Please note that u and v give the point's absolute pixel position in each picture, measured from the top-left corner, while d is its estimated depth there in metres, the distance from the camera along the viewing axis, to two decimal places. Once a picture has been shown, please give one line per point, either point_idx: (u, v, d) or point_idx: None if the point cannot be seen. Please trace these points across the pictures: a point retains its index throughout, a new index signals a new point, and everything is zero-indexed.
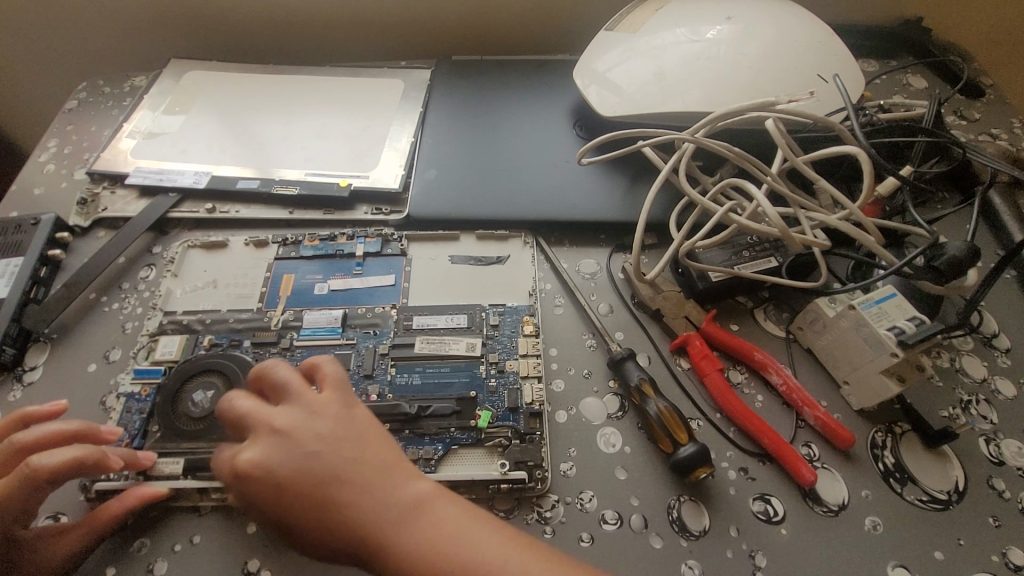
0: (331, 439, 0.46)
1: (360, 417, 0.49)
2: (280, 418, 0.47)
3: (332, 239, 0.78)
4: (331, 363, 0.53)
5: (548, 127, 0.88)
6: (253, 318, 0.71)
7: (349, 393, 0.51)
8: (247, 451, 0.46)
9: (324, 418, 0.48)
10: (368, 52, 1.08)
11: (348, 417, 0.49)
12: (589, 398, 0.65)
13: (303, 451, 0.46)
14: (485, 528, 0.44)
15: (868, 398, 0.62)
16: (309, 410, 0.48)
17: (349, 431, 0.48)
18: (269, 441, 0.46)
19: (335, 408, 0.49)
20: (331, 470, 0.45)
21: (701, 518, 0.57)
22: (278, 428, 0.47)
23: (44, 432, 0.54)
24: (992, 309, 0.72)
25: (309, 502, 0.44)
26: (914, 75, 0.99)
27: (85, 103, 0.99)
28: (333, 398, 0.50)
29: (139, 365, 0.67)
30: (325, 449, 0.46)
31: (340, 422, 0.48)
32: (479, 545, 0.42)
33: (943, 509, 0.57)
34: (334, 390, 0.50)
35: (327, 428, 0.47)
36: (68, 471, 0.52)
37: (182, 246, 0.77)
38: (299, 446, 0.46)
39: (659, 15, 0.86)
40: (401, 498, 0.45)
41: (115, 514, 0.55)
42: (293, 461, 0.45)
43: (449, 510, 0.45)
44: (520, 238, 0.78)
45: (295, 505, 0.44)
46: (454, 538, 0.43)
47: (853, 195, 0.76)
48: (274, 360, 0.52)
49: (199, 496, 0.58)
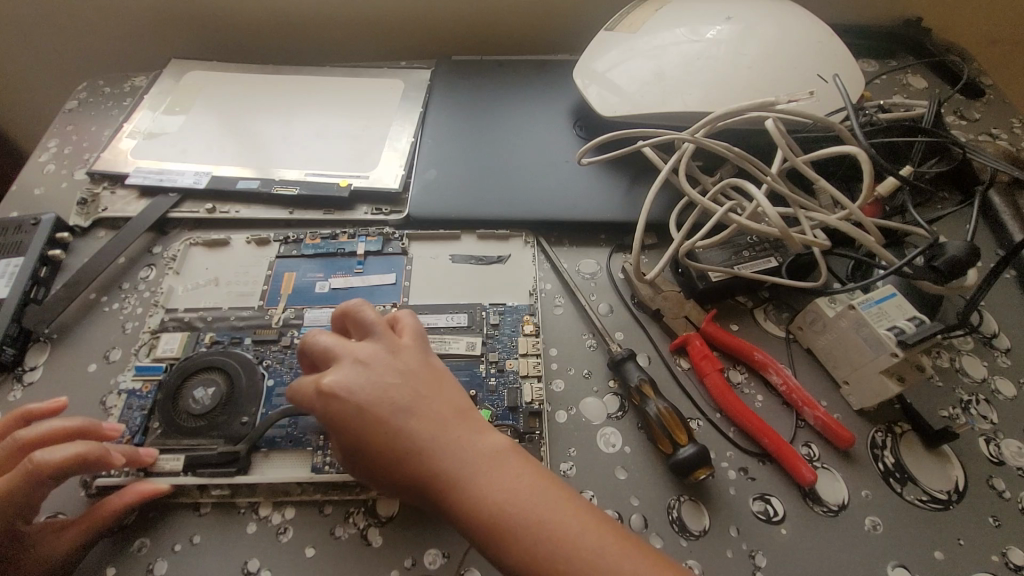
0: (412, 379, 0.50)
1: (436, 366, 0.53)
2: (366, 354, 0.52)
3: (333, 238, 0.78)
4: (410, 317, 0.57)
5: (549, 127, 0.88)
6: (254, 316, 0.71)
7: (425, 347, 0.55)
8: (333, 376, 0.50)
9: (405, 359, 0.52)
10: (368, 52, 1.08)
11: (425, 364, 0.53)
12: (589, 398, 0.65)
13: (386, 383, 0.50)
14: (548, 482, 0.47)
15: (868, 398, 0.62)
16: (392, 351, 0.52)
17: (427, 374, 0.52)
18: (354, 371, 0.50)
19: (416, 354, 0.53)
20: (409, 404, 0.49)
21: (701, 518, 0.57)
22: (364, 361, 0.51)
23: (49, 428, 0.54)
24: (993, 309, 0.72)
25: (385, 430, 0.48)
26: (914, 75, 0.99)
27: (86, 103, 0.99)
28: (414, 345, 0.54)
29: (140, 362, 0.67)
30: (405, 383, 0.50)
31: (418, 365, 0.52)
32: (541, 493, 0.46)
33: (943, 509, 0.57)
34: (415, 340, 0.54)
35: (407, 368, 0.51)
36: (73, 466, 0.52)
37: (184, 243, 0.77)
38: (382, 378, 0.50)
39: (659, 15, 0.86)
40: (474, 441, 0.48)
41: (116, 509, 0.55)
42: (374, 391, 0.49)
43: (516, 460, 0.48)
44: (521, 238, 0.78)
45: (371, 430, 0.48)
46: (522, 484, 0.46)
47: (853, 195, 0.76)
48: (360, 303, 0.56)
49: (199, 493, 0.59)
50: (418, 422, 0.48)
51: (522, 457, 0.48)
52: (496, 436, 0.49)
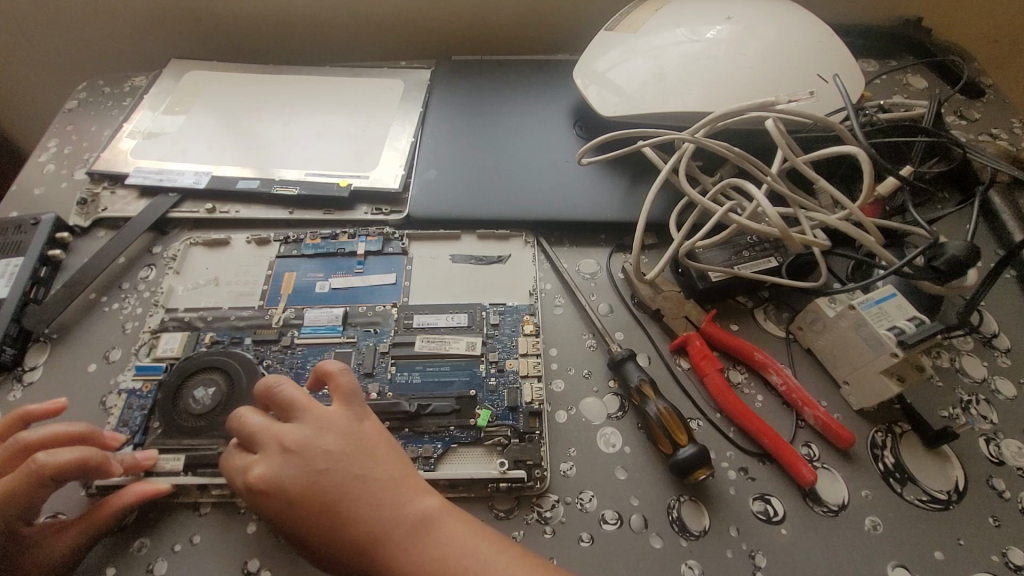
0: (339, 452, 0.50)
1: (367, 430, 0.53)
2: (288, 434, 0.51)
3: (333, 238, 0.78)
4: (342, 373, 0.56)
5: (549, 127, 0.88)
6: (254, 315, 0.71)
7: (360, 406, 0.55)
8: (257, 465, 0.50)
9: (334, 430, 0.52)
10: (368, 53, 1.08)
11: (356, 431, 0.52)
12: (589, 398, 0.65)
13: (308, 468, 0.49)
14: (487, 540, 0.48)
15: (868, 398, 0.62)
16: (317, 427, 0.52)
17: (358, 442, 0.52)
18: (277, 457, 0.50)
19: (346, 421, 0.53)
20: (339, 480, 0.49)
21: (701, 518, 0.57)
22: (285, 444, 0.50)
23: (49, 432, 0.54)
24: (993, 309, 0.72)
25: (316, 514, 0.48)
26: (914, 75, 0.99)
27: (85, 103, 0.99)
28: (341, 412, 0.53)
29: (140, 362, 0.67)
30: (332, 466, 0.49)
31: (348, 434, 0.52)
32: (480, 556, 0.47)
33: (943, 509, 0.57)
34: (344, 404, 0.54)
35: (333, 446, 0.50)
36: (77, 469, 0.52)
37: (184, 243, 0.78)
38: (308, 463, 0.49)
39: (659, 15, 0.86)
40: (407, 506, 0.49)
41: (115, 509, 0.55)
42: (302, 479, 0.49)
43: (451, 522, 0.49)
44: (521, 238, 0.78)
45: (302, 517, 0.48)
46: (455, 545, 0.47)
47: (853, 195, 0.76)
48: (278, 379, 0.55)
49: (199, 492, 0.59)
50: (349, 497, 0.48)
51: (457, 518, 0.49)
52: (430, 500, 0.50)
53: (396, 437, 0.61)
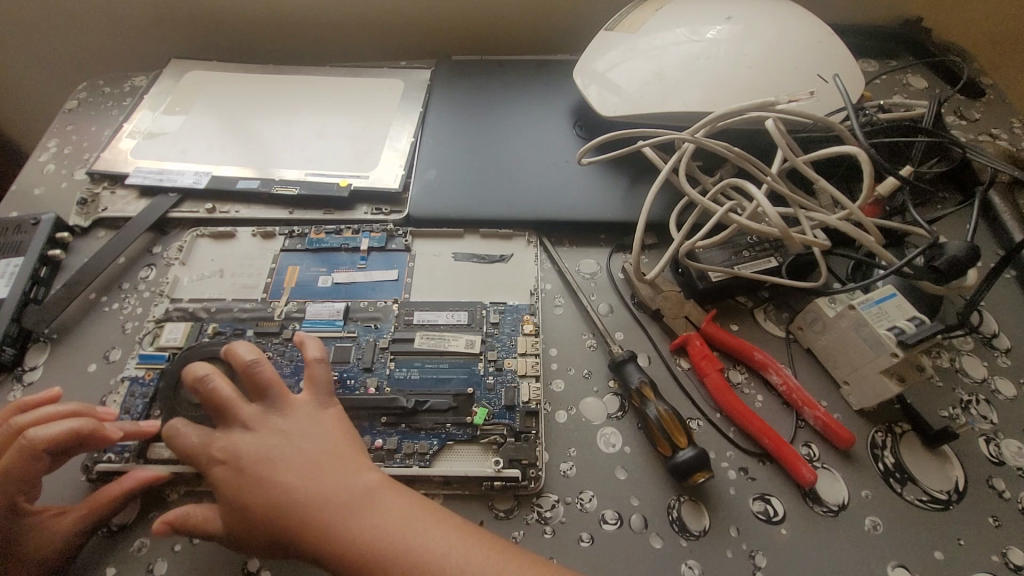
0: (293, 430, 0.52)
1: (329, 417, 0.54)
2: (255, 415, 0.53)
3: (338, 233, 0.78)
4: (321, 364, 0.56)
5: (549, 126, 0.88)
6: (256, 308, 0.71)
7: (327, 396, 0.56)
8: (221, 437, 0.52)
9: (296, 416, 0.53)
10: (369, 53, 1.08)
11: (318, 418, 0.53)
12: (589, 398, 0.65)
13: (264, 445, 0.51)
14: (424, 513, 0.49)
15: (868, 398, 0.62)
16: (280, 409, 0.53)
17: (320, 427, 0.53)
18: (239, 434, 0.52)
19: (312, 407, 0.54)
20: (291, 455, 0.50)
21: (701, 518, 0.57)
22: (250, 424, 0.52)
23: (41, 413, 0.55)
24: (993, 309, 0.72)
25: (259, 488, 0.49)
26: (914, 75, 1.00)
27: (86, 103, 0.99)
28: (307, 397, 0.55)
29: (144, 351, 0.68)
30: (285, 440, 0.51)
31: (310, 419, 0.53)
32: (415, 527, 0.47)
33: (943, 509, 0.57)
34: (313, 394, 0.55)
35: (292, 424, 0.52)
36: (72, 439, 0.54)
37: (192, 234, 0.78)
38: (263, 438, 0.51)
39: (659, 15, 0.86)
40: (351, 482, 0.49)
41: (117, 495, 0.55)
42: (257, 451, 0.50)
43: (392, 497, 0.49)
44: (523, 237, 0.78)
45: (246, 490, 0.49)
46: (396, 518, 0.47)
47: (853, 195, 0.76)
48: (258, 359, 0.54)
49: (196, 481, 0.59)
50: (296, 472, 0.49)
51: (399, 494, 0.50)
52: (374, 476, 0.50)
53: (393, 432, 0.61)
